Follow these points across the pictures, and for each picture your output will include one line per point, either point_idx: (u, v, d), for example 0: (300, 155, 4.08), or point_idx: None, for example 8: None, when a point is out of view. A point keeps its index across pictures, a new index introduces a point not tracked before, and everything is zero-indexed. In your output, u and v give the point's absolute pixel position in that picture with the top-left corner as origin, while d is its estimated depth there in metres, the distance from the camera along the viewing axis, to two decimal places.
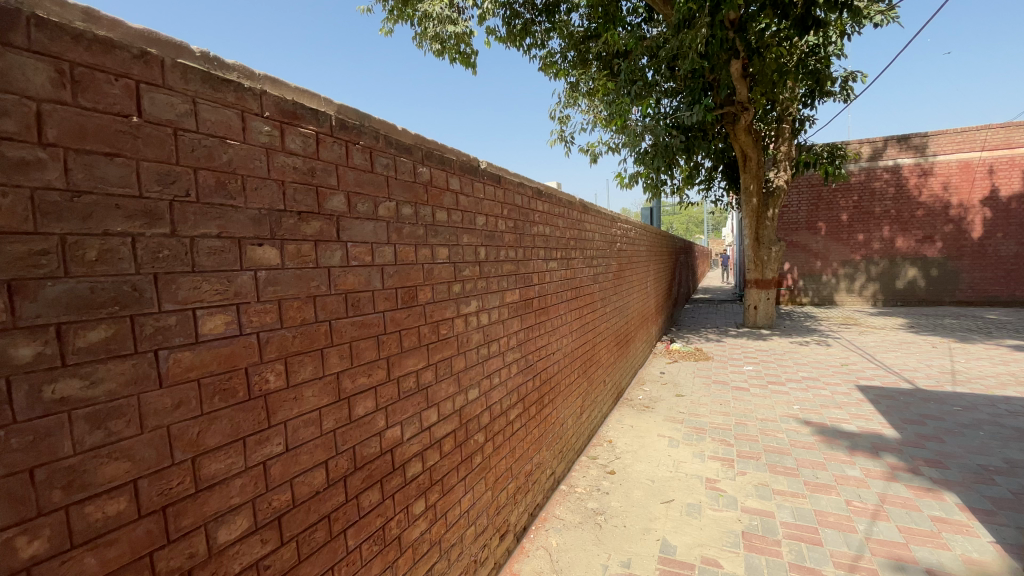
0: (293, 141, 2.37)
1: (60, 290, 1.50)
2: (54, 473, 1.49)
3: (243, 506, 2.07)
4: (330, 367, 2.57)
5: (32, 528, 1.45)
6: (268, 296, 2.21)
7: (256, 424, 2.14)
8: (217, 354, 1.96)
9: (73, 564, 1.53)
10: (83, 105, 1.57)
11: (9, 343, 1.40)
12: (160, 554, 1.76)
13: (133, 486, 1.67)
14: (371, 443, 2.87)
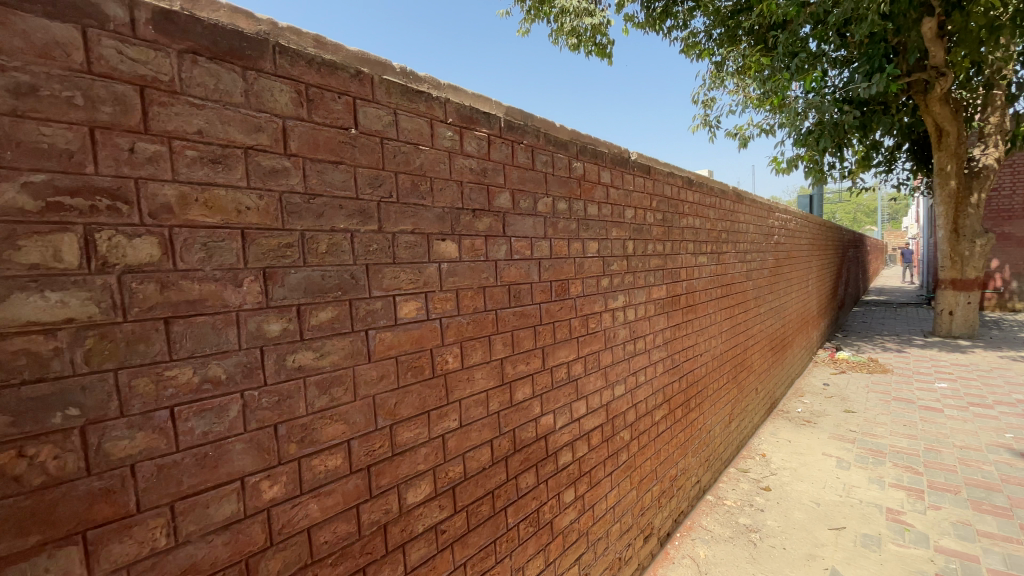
0: (470, 143, 2.57)
1: (299, 277, 1.79)
2: (291, 429, 1.77)
3: (426, 473, 2.31)
4: (496, 353, 2.74)
5: (274, 474, 1.72)
6: (448, 286, 2.42)
7: (437, 400, 2.37)
8: (408, 335, 2.21)
9: (303, 507, 1.81)
10: (316, 120, 1.84)
11: (265, 320, 1.69)
12: (365, 506, 2.03)
13: (347, 445, 1.96)
14: (528, 428, 3.00)
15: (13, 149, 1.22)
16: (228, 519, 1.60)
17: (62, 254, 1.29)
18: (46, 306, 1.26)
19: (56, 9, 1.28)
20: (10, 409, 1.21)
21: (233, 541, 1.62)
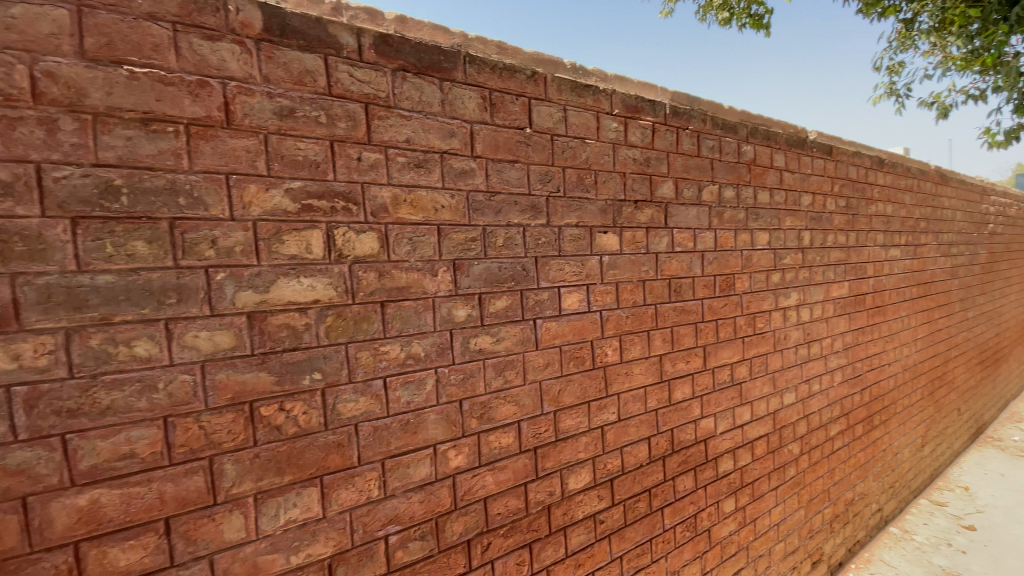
0: (634, 133, 2.53)
1: (481, 268, 1.94)
2: (473, 406, 1.94)
3: (586, 461, 2.36)
4: (655, 349, 2.68)
5: (458, 445, 1.90)
6: (610, 278, 2.43)
7: (598, 391, 2.40)
8: (572, 326, 2.27)
9: (480, 478, 1.97)
10: (497, 122, 1.98)
11: (453, 306, 1.87)
12: (531, 486, 2.14)
13: (518, 426, 2.09)
14: (687, 429, 2.89)
15: (279, 161, 1.48)
16: (423, 480, 1.81)
17: (311, 247, 1.55)
18: (300, 289, 1.54)
19: (306, 41, 1.51)
20: (276, 371, 1.50)
21: (426, 500, 1.82)
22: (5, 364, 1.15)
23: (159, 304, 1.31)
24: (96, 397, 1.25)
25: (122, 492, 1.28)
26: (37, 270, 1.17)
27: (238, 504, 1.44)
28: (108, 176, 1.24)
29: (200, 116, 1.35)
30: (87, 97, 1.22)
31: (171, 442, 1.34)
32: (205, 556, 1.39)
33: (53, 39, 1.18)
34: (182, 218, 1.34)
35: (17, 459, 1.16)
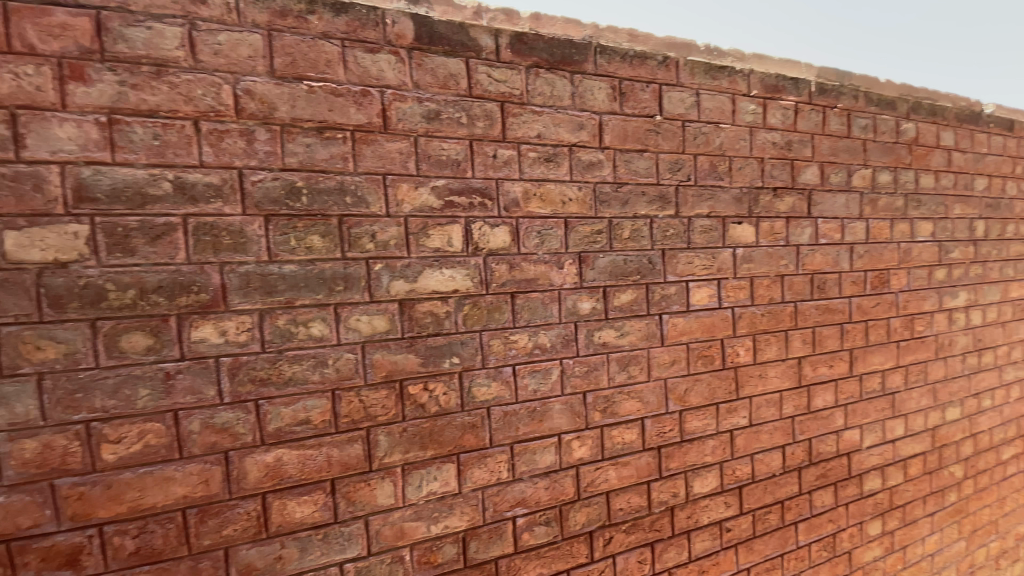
0: (774, 115, 2.34)
1: (608, 260, 1.93)
2: (597, 399, 1.94)
3: (713, 465, 2.26)
4: (793, 351, 2.46)
5: (582, 437, 1.92)
6: (743, 273, 2.27)
7: (727, 393, 2.27)
8: (701, 322, 2.17)
9: (602, 472, 1.97)
10: (627, 111, 1.94)
11: (580, 298, 1.88)
12: (654, 484, 2.10)
13: (642, 422, 2.05)
14: (827, 440, 2.63)
15: (426, 161, 1.60)
16: (549, 468, 1.85)
17: (452, 240, 1.65)
18: (442, 279, 1.64)
19: (450, 46, 1.61)
20: (421, 354, 1.62)
21: (551, 487, 1.86)
22: (217, 338, 1.38)
23: (330, 290, 1.49)
24: (282, 369, 1.45)
25: (299, 452, 1.48)
26: (240, 260, 1.39)
27: (388, 473, 1.59)
28: (292, 179, 1.43)
29: (362, 123, 1.51)
30: (277, 110, 1.40)
31: (337, 412, 1.52)
32: (361, 516, 1.56)
33: (251, 61, 1.37)
34: (347, 215, 1.50)
35: (225, 417, 1.40)
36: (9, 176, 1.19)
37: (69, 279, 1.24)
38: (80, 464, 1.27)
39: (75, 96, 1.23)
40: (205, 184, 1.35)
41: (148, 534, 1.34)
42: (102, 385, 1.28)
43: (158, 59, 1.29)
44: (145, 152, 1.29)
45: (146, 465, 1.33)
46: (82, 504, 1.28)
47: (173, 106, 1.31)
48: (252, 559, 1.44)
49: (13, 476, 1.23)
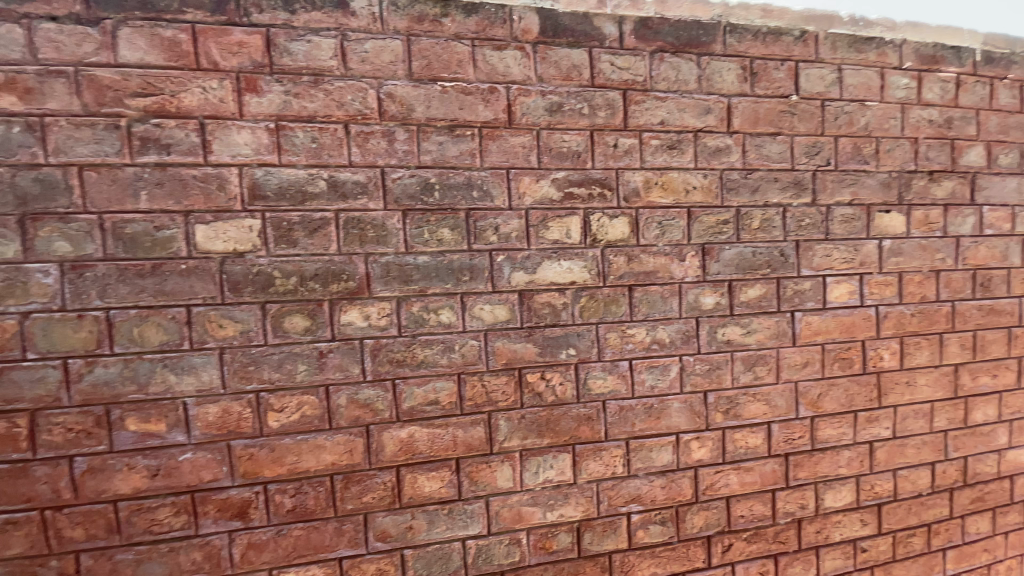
0: (931, 88, 2.05)
1: (734, 253, 1.82)
2: (719, 399, 1.85)
3: (848, 478, 2.05)
4: (949, 357, 2.15)
5: (702, 438, 1.84)
6: (890, 268, 2.03)
7: (867, 401, 2.05)
8: (838, 322, 1.98)
9: (723, 476, 1.88)
10: (758, 93, 1.82)
11: (703, 292, 1.80)
12: (780, 494, 1.96)
13: (767, 427, 1.91)
14: (988, 460, 2.28)
15: (548, 153, 1.62)
16: (665, 467, 1.80)
17: (571, 232, 1.65)
18: (561, 271, 1.65)
19: (574, 37, 1.61)
20: (541, 344, 1.65)
21: (668, 487, 1.81)
22: (361, 322, 1.52)
23: (458, 280, 1.57)
24: (414, 352, 1.55)
25: (428, 431, 1.58)
26: (381, 252, 1.51)
27: (508, 457, 1.64)
28: (426, 175, 1.52)
29: (490, 119, 1.56)
30: (414, 111, 1.50)
31: (462, 396, 1.60)
32: (483, 496, 1.63)
33: (392, 66, 1.48)
34: (475, 208, 1.57)
35: (366, 394, 1.53)
36: (201, 178, 1.39)
37: (245, 267, 1.43)
38: (251, 427, 1.47)
39: (250, 106, 1.40)
40: (352, 182, 1.48)
41: (303, 494, 1.51)
42: (269, 360, 1.47)
43: (315, 69, 1.43)
44: (305, 154, 1.44)
45: (302, 433, 1.50)
46: (252, 463, 1.47)
47: (327, 111, 1.45)
48: (387, 526, 1.56)
49: (202, 434, 1.44)
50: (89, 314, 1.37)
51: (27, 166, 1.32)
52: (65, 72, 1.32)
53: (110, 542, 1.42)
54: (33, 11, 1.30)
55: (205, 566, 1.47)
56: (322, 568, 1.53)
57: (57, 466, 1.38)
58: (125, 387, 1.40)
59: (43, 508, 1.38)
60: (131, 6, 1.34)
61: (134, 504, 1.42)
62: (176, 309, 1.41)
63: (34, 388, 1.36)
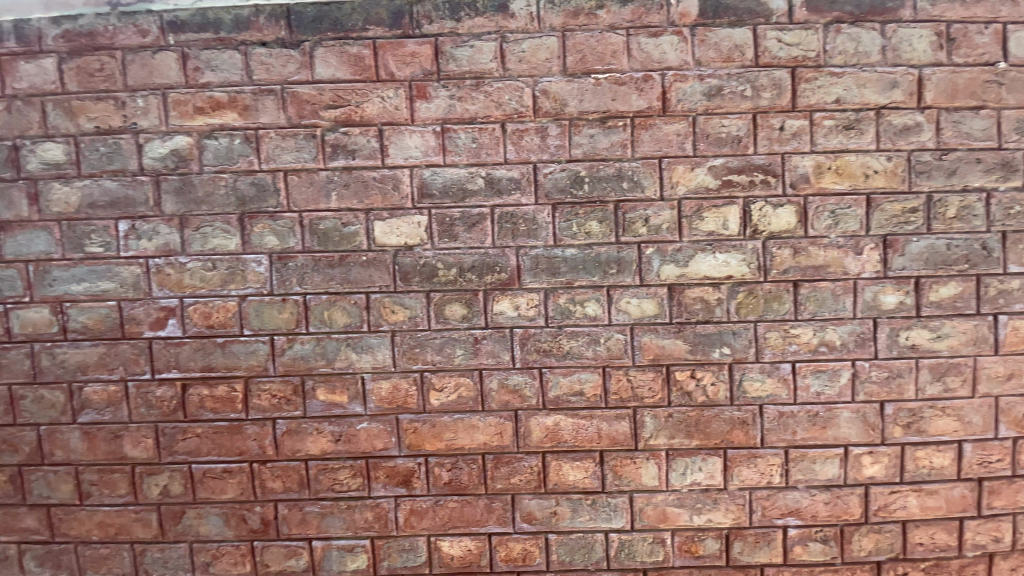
0: None
1: (922, 245, 1.59)
2: (899, 411, 1.63)
3: None
4: None
5: (875, 453, 1.64)
6: None
7: None
8: None
9: (899, 497, 1.66)
10: (957, 61, 1.56)
11: (881, 290, 1.60)
12: (971, 524, 1.68)
13: (958, 447, 1.65)
14: None
15: (704, 141, 1.55)
16: (830, 481, 1.64)
17: (728, 223, 1.57)
18: (716, 264, 1.57)
19: (737, 17, 1.52)
20: (690, 341, 1.59)
21: (832, 503, 1.65)
22: (512, 312, 1.58)
23: (606, 273, 1.56)
24: (561, 343, 1.58)
25: (573, 421, 1.60)
26: (531, 244, 1.56)
27: (653, 454, 1.61)
28: (577, 169, 1.54)
29: (643, 109, 1.53)
30: (567, 105, 1.52)
31: (607, 389, 1.59)
32: (627, 491, 1.62)
33: (547, 63, 1.51)
34: (624, 200, 1.55)
35: (515, 380, 1.60)
36: (379, 179, 1.56)
37: (413, 259, 1.58)
38: (416, 404, 1.61)
39: (420, 111, 1.53)
40: (508, 178, 1.55)
41: (458, 470, 1.62)
42: (431, 344, 1.60)
43: (477, 72, 1.52)
44: (466, 153, 1.54)
45: (459, 412, 1.61)
46: (415, 437, 1.62)
47: (486, 111, 1.53)
48: (532, 509, 1.62)
49: (375, 408, 1.62)
50: (290, 299, 1.60)
51: (245, 172, 1.57)
52: (274, 91, 1.55)
53: (301, 495, 1.65)
54: (251, 40, 1.54)
55: (375, 525, 1.65)
56: (473, 541, 1.64)
57: (265, 425, 1.64)
58: (316, 361, 1.62)
59: (253, 460, 1.65)
60: (324, 28, 1.52)
61: (321, 464, 1.64)
62: (357, 296, 1.59)
63: (249, 359, 1.62)
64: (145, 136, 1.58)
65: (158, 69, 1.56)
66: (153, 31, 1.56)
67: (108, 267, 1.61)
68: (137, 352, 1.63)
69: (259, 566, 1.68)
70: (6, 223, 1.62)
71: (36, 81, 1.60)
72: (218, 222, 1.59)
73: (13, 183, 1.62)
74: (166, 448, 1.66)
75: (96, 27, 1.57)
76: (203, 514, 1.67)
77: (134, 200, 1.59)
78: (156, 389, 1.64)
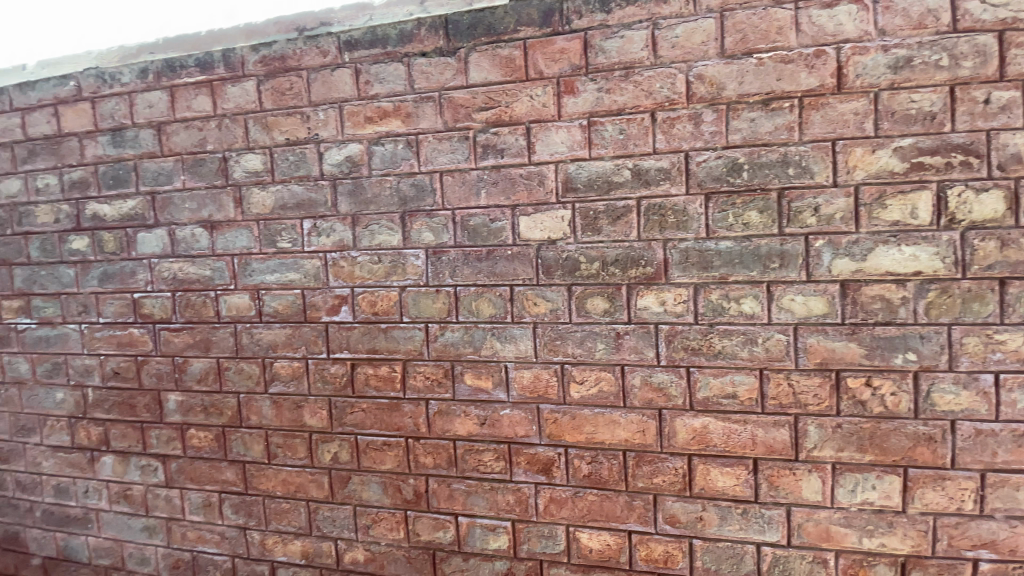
0: None
1: None
2: None
3: None
4: None
5: None
6: None
7: None
8: None
9: None
10: None
11: None
12: None
13: None
14: None
15: (888, 119, 1.37)
16: None
17: (918, 211, 1.37)
18: (901, 259, 1.39)
19: None
20: (866, 344, 1.42)
21: None
22: (657, 307, 1.54)
23: (765, 268, 1.46)
24: (712, 342, 1.51)
25: (724, 424, 1.52)
26: (681, 237, 1.51)
27: (817, 467, 1.48)
28: (734, 156, 1.46)
29: (813, 87, 1.41)
30: (725, 89, 1.45)
31: (764, 392, 1.49)
32: (784, 504, 1.50)
33: (704, 46, 1.45)
34: (790, 187, 1.44)
35: (660, 378, 1.55)
36: (526, 175, 1.61)
37: (557, 252, 1.61)
38: (556, 395, 1.65)
39: (567, 107, 1.55)
40: (656, 169, 1.51)
41: (598, 464, 1.63)
42: (573, 337, 1.61)
43: (627, 62, 1.50)
44: (613, 146, 1.53)
45: (599, 407, 1.61)
46: (556, 427, 1.65)
47: (636, 102, 1.51)
48: (676, 512, 1.58)
49: (517, 395, 1.68)
50: (443, 290, 1.72)
51: (406, 174, 1.72)
52: (433, 97, 1.67)
53: (450, 472, 1.77)
54: (413, 51, 1.68)
55: (516, 509, 1.71)
56: (613, 536, 1.63)
57: (418, 405, 1.78)
58: (464, 349, 1.72)
59: (408, 436, 1.80)
60: (478, 34, 1.61)
61: (467, 445, 1.75)
62: (503, 288, 1.66)
63: (406, 343, 1.77)
64: (325, 145, 1.80)
65: (336, 85, 1.77)
66: (331, 50, 1.76)
67: (294, 260, 1.86)
68: (315, 333, 1.87)
69: (411, 534, 1.84)
70: (218, 223, 1.94)
71: (240, 102, 1.89)
72: (383, 220, 1.76)
73: (223, 189, 1.93)
74: (337, 419, 1.88)
75: (286, 51, 1.81)
76: (365, 481, 1.87)
77: (315, 202, 1.82)
78: (329, 367, 1.87)
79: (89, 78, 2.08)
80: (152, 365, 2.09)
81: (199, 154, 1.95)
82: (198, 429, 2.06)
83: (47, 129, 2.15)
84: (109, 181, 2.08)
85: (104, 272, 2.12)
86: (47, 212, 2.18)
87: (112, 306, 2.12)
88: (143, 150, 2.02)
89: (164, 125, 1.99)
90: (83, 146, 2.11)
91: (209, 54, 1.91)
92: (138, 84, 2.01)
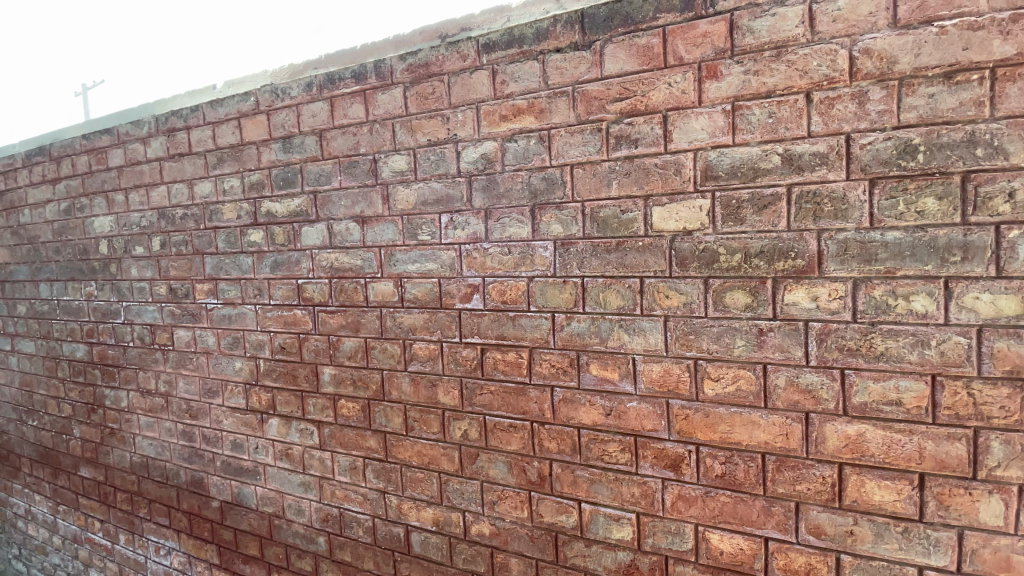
0: None
1: None
2: None
3: None
4: None
5: None
6: None
7: None
8: None
9: None
10: None
11: None
12: None
13: None
14: None
15: None
16: None
17: None
18: None
19: None
20: None
21: None
22: (808, 303, 1.44)
23: (943, 261, 1.30)
24: (873, 342, 1.38)
25: (884, 434, 1.38)
26: (839, 227, 1.39)
27: (1000, 489, 1.29)
28: (907, 136, 1.32)
29: (1009, 56, 1.23)
30: (897, 63, 1.31)
31: (937, 402, 1.33)
32: (956, 527, 1.33)
33: (872, 17, 1.33)
34: (977, 170, 1.26)
35: (809, 379, 1.45)
36: (661, 165, 1.59)
37: (692, 244, 1.57)
38: (689, 391, 1.61)
39: (709, 92, 1.51)
40: (811, 153, 1.41)
41: (733, 464, 1.57)
42: (708, 332, 1.57)
43: (779, 41, 1.42)
44: (761, 130, 1.46)
45: (737, 406, 1.55)
46: (687, 423, 1.62)
47: (788, 82, 1.42)
48: (822, 523, 1.47)
49: (645, 388, 1.67)
50: (571, 281, 1.76)
51: (538, 168, 1.78)
52: (567, 92, 1.71)
53: (574, 459, 1.81)
54: (549, 48, 1.73)
55: (641, 501, 1.71)
56: (747, 541, 1.57)
57: (544, 391, 1.85)
58: (590, 339, 1.75)
59: (534, 421, 1.88)
60: (615, 25, 1.63)
61: (592, 434, 1.77)
62: (632, 280, 1.66)
63: (533, 331, 1.84)
64: (463, 144, 1.92)
65: (475, 86, 1.88)
66: (470, 54, 1.88)
67: (433, 251, 2.02)
68: (450, 319, 2.02)
69: (535, 515, 1.91)
70: (368, 218, 2.17)
71: (389, 107, 2.08)
72: (514, 213, 1.84)
73: (373, 187, 2.14)
74: (468, 400, 2.01)
75: (430, 58, 1.96)
76: (492, 459, 1.98)
77: (452, 198, 1.96)
78: (462, 350, 2.00)
79: (265, 94, 2.42)
80: (312, 342, 2.39)
81: (353, 156, 2.18)
82: (347, 400, 2.32)
83: (232, 139, 2.55)
84: (279, 183, 2.41)
85: (275, 260, 2.46)
86: (231, 210, 2.59)
87: (280, 290, 2.46)
88: (307, 154, 2.31)
89: (324, 131, 2.26)
90: (259, 153, 2.46)
91: (363, 65, 2.12)
92: (304, 96, 2.30)
